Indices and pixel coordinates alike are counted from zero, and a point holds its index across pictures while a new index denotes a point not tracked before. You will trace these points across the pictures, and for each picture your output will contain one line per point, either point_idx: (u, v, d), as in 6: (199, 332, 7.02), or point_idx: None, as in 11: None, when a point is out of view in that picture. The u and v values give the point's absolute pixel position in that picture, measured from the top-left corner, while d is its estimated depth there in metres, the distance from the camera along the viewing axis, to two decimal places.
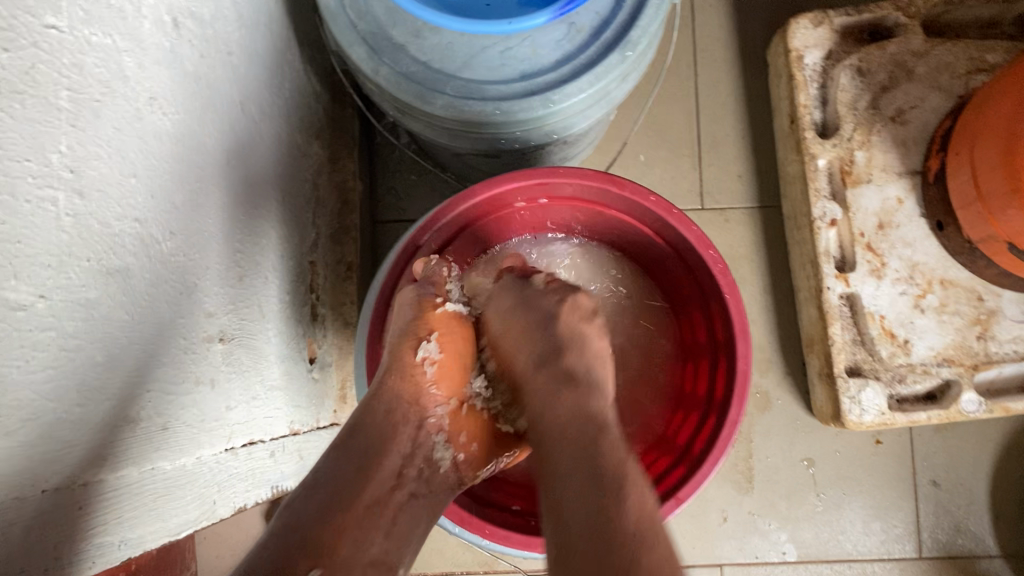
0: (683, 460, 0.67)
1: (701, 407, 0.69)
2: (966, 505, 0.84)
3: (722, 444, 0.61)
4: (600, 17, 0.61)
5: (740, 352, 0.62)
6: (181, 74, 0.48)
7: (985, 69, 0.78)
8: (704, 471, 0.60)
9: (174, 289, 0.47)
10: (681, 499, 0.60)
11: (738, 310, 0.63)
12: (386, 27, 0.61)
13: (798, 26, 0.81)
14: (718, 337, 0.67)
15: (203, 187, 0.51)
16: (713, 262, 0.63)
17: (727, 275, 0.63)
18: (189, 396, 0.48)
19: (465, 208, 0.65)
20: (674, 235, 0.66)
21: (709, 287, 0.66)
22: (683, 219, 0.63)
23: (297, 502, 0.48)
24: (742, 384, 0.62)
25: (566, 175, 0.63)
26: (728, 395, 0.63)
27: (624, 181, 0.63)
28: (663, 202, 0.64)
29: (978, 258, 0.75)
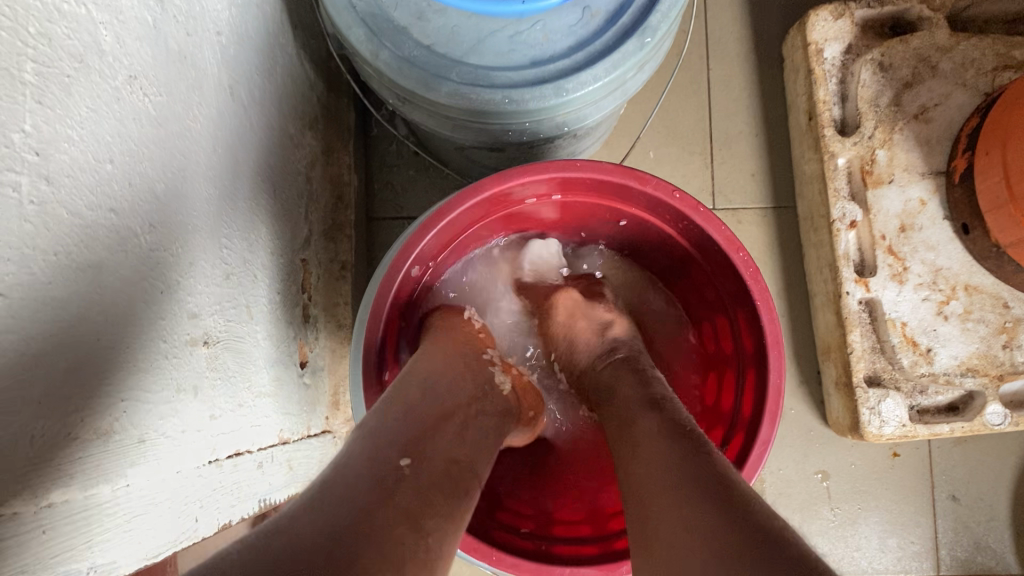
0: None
1: (726, 422, 0.66)
2: (987, 521, 0.80)
3: (754, 466, 0.57)
4: (615, 1, 0.57)
5: (772, 367, 0.58)
6: (165, 53, 0.44)
7: (1013, 66, 0.75)
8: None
9: (153, 287, 0.42)
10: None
11: (772, 322, 0.59)
12: (388, 8, 0.56)
13: (817, 18, 0.76)
14: (745, 349, 0.63)
15: (188, 176, 0.47)
16: (743, 265, 0.59)
17: (759, 280, 0.59)
18: (168, 405, 0.44)
19: (474, 205, 0.61)
20: (699, 235, 0.62)
21: (738, 292, 0.62)
22: (710, 218, 0.59)
23: (375, 415, 0.46)
24: (775, 400, 0.58)
25: (583, 168, 0.59)
26: (758, 411, 0.59)
27: (647, 177, 0.59)
28: (688, 199, 0.60)
29: (1005, 263, 0.71)
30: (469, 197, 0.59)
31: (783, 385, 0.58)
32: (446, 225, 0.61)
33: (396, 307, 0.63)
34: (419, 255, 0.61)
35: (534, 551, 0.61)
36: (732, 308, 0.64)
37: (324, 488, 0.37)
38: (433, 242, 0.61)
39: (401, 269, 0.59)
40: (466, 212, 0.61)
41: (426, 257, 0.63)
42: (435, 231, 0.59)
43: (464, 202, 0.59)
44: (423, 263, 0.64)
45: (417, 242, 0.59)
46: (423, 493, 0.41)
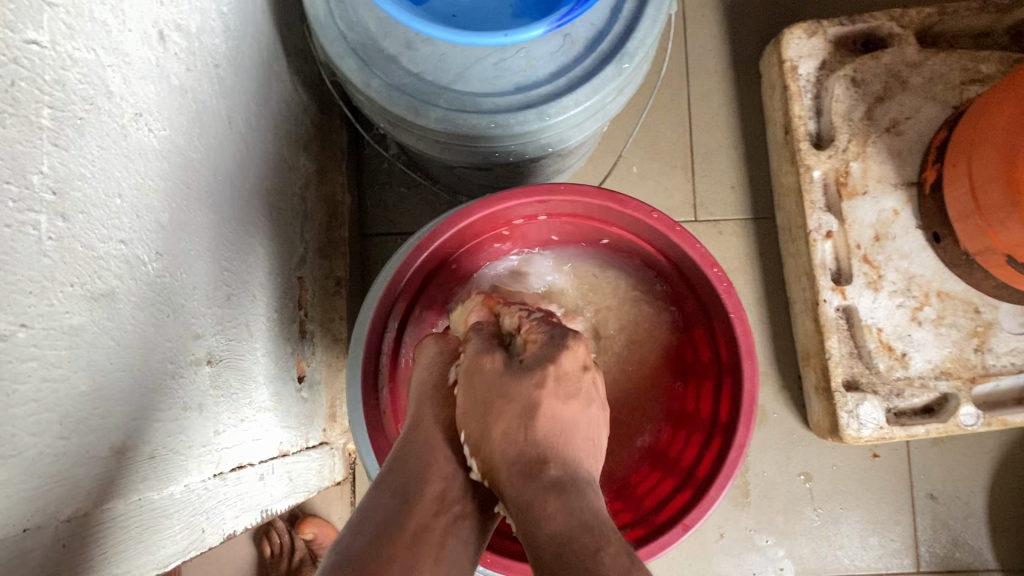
0: (688, 482, 0.66)
1: (705, 427, 0.68)
2: (964, 518, 0.83)
3: (729, 469, 0.60)
4: (595, 28, 0.60)
5: (746, 374, 0.61)
6: (167, 89, 0.47)
7: (979, 80, 0.78)
8: (711, 497, 0.59)
9: (161, 311, 0.45)
10: (688, 526, 0.59)
11: (745, 332, 0.61)
12: (378, 38, 0.59)
13: (792, 37, 0.80)
14: (722, 357, 0.66)
15: (190, 205, 0.49)
16: (717, 280, 0.62)
17: (733, 294, 0.61)
18: (177, 422, 0.47)
19: (463, 227, 0.63)
20: (677, 253, 0.65)
21: (713, 305, 0.64)
22: (686, 236, 0.62)
23: (344, 541, 0.43)
24: (749, 406, 0.61)
25: (565, 192, 0.61)
26: (734, 416, 0.61)
27: (625, 199, 0.62)
28: (666, 219, 0.62)
29: (975, 271, 0.74)
30: (457, 220, 0.61)
31: (756, 391, 0.61)
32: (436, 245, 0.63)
33: (392, 325, 0.65)
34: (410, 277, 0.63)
35: (522, 552, 0.63)
36: (709, 320, 0.67)
37: None
38: (426, 262, 0.64)
39: (395, 290, 0.62)
40: (455, 234, 0.64)
41: (420, 277, 0.66)
42: (426, 252, 0.62)
43: (452, 226, 0.62)
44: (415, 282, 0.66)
45: (407, 266, 0.62)
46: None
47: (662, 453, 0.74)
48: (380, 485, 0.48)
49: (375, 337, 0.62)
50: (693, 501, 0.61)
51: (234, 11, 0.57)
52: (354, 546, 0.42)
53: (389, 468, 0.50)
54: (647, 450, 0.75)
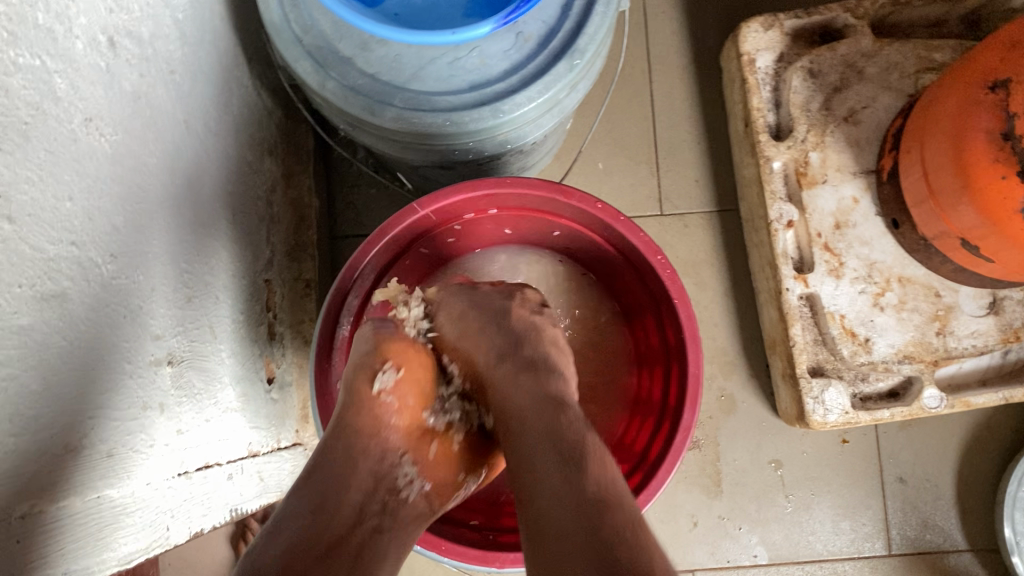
0: (641, 467, 0.67)
1: (657, 413, 0.69)
2: (934, 500, 0.84)
3: (676, 450, 0.61)
4: (547, 25, 0.60)
5: (690, 357, 0.62)
6: (119, 94, 0.47)
7: (934, 68, 0.79)
8: (659, 479, 0.60)
9: (117, 313, 0.46)
10: (637, 508, 0.60)
11: (688, 315, 0.62)
12: (333, 41, 0.60)
13: (748, 30, 0.81)
14: (670, 342, 0.67)
15: (146, 208, 0.50)
16: (661, 268, 0.63)
17: (676, 280, 0.62)
18: (136, 422, 0.48)
19: (412, 222, 0.64)
20: (625, 243, 0.66)
21: (660, 293, 0.65)
22: (630, 225, 0.63)
23: (267, 539, 0.46)
24: (694, 387, 0.62)
25: (514, 185, 0.62)
26: (681, 400, 0.62)
27: (570, 191, 0.63)
28: (611, 209, 0.63)
29: (933, 255, 0.75)
30: (406, 214, 0.63)
31: (701, 373, 0.62)
32: (386, 242, 0.64)
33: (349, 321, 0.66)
34: (362, 272, 0.64)
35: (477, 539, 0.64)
36: (657, 308, 0.68)
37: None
38: (378, 258, 0.65)
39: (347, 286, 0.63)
40: (405, 229, 0.65)
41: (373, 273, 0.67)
42: (377, 248, 0.63)
43: (401, 221, 0.63)
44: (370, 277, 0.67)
45: (358, 261, 0.63)
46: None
47: (618, 440, 0.74)
48: (313, 480, 0.50)
49: (328, 333, 0.63)
50: (643, 485, 0.61)
51: (189, 17, 0.58)
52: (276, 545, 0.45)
53: (319, 465, 0.51)
54: (605, 438, 0.75)
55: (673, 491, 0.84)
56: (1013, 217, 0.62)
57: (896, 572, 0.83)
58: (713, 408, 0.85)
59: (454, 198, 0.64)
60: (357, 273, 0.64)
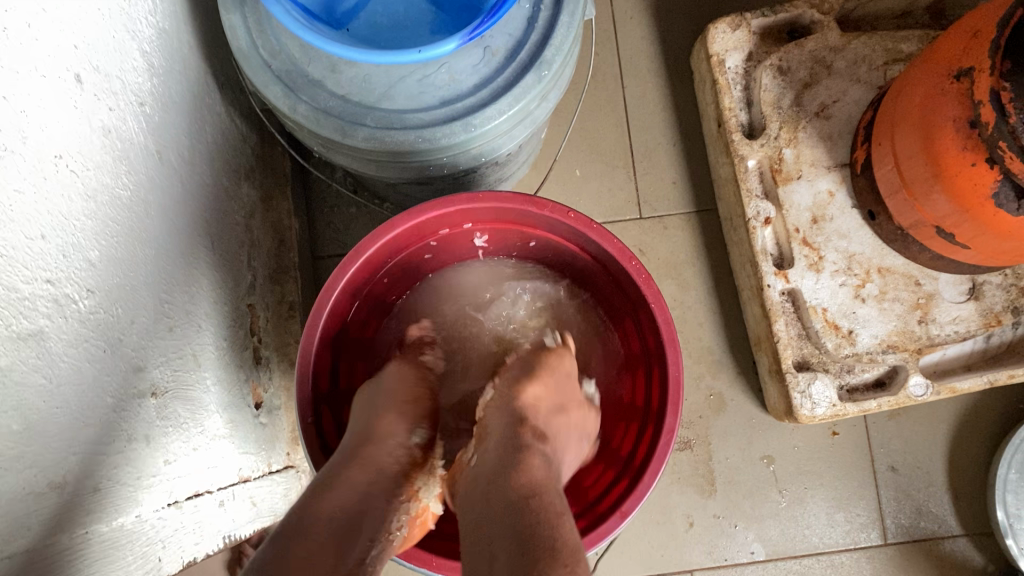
0: (626, 473, 0.67)
1: (643, 417, 0.70)
2: (926, 487, 0.84)
3: (660, 454, 0.61)
4: (513, 38, 0.61)
5: (670, 360, 0.63)
6: (88, 130, 0.48)
7: (902, 59, 0.80)
8: (646, 483, 0.61)
9: (96, 347, 0.46)
10: (624, 513, 0.60)
11: (665, 319, 0.63)
12: (302, 64, 0.60)
13: (716, 31, 0.82)
14: (650, 346, 0.68)
15: (122, 240, 0.50)
16: (637, 272, 0.64)
17: (651, 285, 0.63)
18: (122, 455, 0.48)
19: (386, 243, 0.65)
20: (600, 249, 0.67)
21: (638, 298, 0.66)
22: (604, 232, 0.64)
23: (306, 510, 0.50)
24: (675, 390, 0.62)
25: (487, 200, 0.63)
26: (663, 402, 0.63)
27: (543, 202, 0.63)
28: (583, 218, 0.64)
29: (911, 245, 0.76)
30: (379, 235, 0.63)
31: (681, 375, 0.62)
32: (362, 262, 0.64)
33: (326, 350, 0.66)
34: (339, 294, 0.64)
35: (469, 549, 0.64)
36: (637, 312, 0.69)
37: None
38: (353, 282, 0.65)
39: (323, 314, 0.63)
40: (381, 248, 0.65)
41: (348, 296, 0.67)
42: (351, 272, 0.63)
43: (376, 240, 0.63)
44: (348, 297, 0.67)
45: (335, 283, 0.63)
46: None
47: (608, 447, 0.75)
48: (341, 484, 0.53)
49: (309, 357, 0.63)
50: (630, 490, 0.62)
51: (157, 48, 0.58)
52: (281, 542, 0.46)
53: (321, 484, 0.52)
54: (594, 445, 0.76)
55: (667, 492, 0.84)
56: (986, 204, 0.63)
57: (893, 561, 0.84)
58: (703, 407, 0.86)
59: (425, 215, 0.64)
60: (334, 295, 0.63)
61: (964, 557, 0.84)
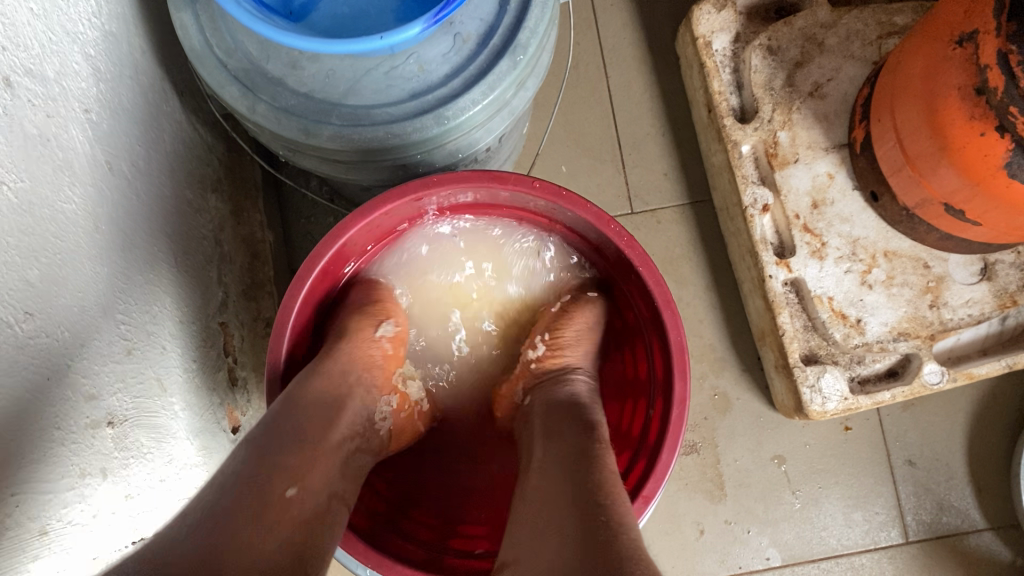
0: (638, 454, 0.60)
1: (647, 390, 0.64)
2: (946, 481, 0.80)
3: (677, 426, 0.56)
4: (485, 23, 0.57)
5: (669, 324, 0.57)
6: (20, 138, 0.43)
7: (897, 32, 0.77)
8: (666, 459, 0.55)
9: (36, 376, 0.41)
10: (648, 498, 0.54)
11: (657, 281, 0.58)
12: (259, 62, 0.56)
13: (702, 13, 0.78)
14: (645, 314, 0.62)
15: (65, 258, 0.46)
16: (617, 237, 0.59)
17: (636, 247, 0.58)
18: (74, 493, 0.44)
19: (343, 244, 0.59)
20: (575, 220, 0.62)
21: (626, 266, 0.61)
22: (575, 198, 0.59)
23: (259, 435, 0.47)
24: (680, 354, 0.57)
25: (443, 182, 0.58)
26: (668, 371, 0.58)
27: (505, 176, 0.58)
28: (548, 186, 0.59)
29: (918, 226, 0.72)
30: (335, 237, 0.58)
31: (684, 340, 0.57)
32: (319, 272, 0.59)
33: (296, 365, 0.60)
34: (301, 312, 0.59)
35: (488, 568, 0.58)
36: (623, 277, 0.64)
37: (205, 501, 0.41)
38: (314, 292, 0.60)
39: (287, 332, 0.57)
40: (339, 252, 0.59)
41: (311, 310, 0.61)
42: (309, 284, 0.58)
43: (331, 244, 0.57)
44: (311, 312, 0.61)
45: (293, 299, 0.57)
46: (303, 526, 0.44)
47: (612, 430, 0.68)
48: (295, 399, 0.51)
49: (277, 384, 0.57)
50: (648, 471, 0.56)
51: (102, 51, 0.54)
52: (256, 457, 0.45)
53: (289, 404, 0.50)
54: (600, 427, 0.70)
55: (675, 500, 0.80)
56: (998, 175, 0.59)
57: (916, 560, 0.79)
58: (708, 408, 0.82)
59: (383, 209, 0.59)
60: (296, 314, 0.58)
61: (991, 552, 0.79)
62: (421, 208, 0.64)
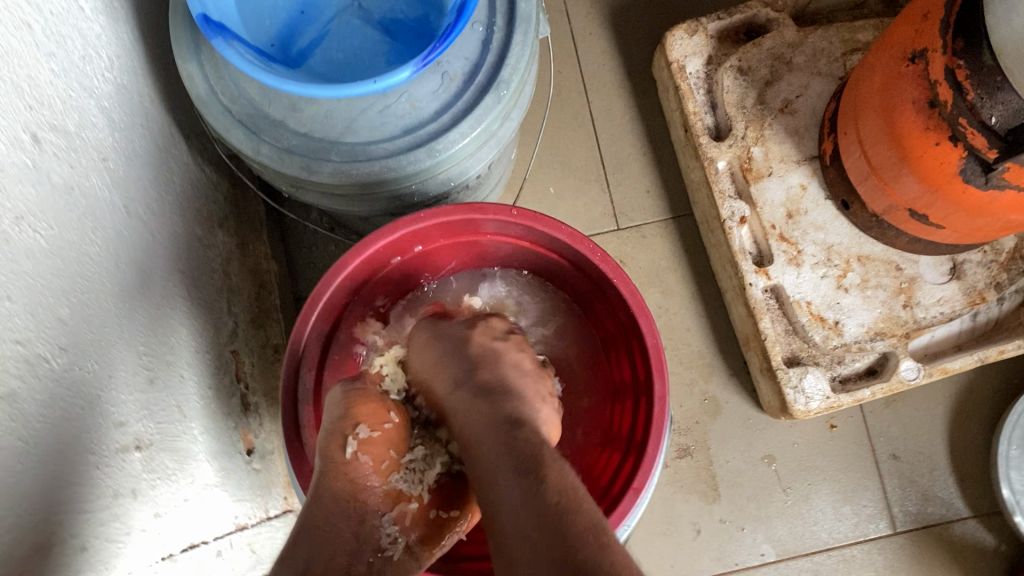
0: (628, 452, 0.64)
1: (632, 391, 0.67)
2: (929, 472, 0.84)
3: (660, 422, 0.59)
4: (469, 62, 0.61)
5: (645, 329, 0.61)
6: (50, 189, 0.47)
7: (860, 48, 0.81)
8: (652, 453, 0.58)
9: (73, 406, 0.45)
10: (639, 488, 0.57)
11: (631, 291, 0.62)
12: (262, 106, 0.61)
13: (674, 38, 0.83)
14: (623, 323, 0.66)
15: (92, 295, 0.50)
16: (591, 253, 0.63)
17: (609, 261, 0.62)
18: (108, 512, 0.48)
19: (344, 281, 0.63)
20: (552, 241, 0.66)
21: (602, 280, 0.65)
22: (551, 222, 0.63)
23: None
24: (657, 356, 0.61)
25: (432, 217, 0.62)
26: (648, 372, 0.61)
27: (485, 207, 0.62)
28: (528, 212, 0.63)
29: (887, 230, 0.76)
30: (335, 275, 0.62)
31: (660, 341, 0.61)
32: (322, 308, 0.63)
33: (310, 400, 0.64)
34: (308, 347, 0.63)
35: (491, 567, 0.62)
36: (601, 290, 0.68)
37: None
38: (319, 329, 0.64)
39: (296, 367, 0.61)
40: (340, 288, 0.63)
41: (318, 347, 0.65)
42: (314, 320, 0.62)
43: (331, 282, 0.62)
44: (319, 346, 0.65)
45: (300, 334, 0.61)
46: None
47: (605, 431, 0.71)
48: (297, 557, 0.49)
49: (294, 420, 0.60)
50: (637, 467, 0.59)
51: (116, 103, 0.59)
52: None
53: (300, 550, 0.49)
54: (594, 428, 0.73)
55: (672, 502, 0.83)
56: (954, 181, 0.63)
57: (905, 550, 0.83)
58: (699, 413, 0.85)
59: (380, 244, 0.63)
60: (303, 350, 0.62)
61: (975, 539, 0.83)
62: (413, 244, 0.67)
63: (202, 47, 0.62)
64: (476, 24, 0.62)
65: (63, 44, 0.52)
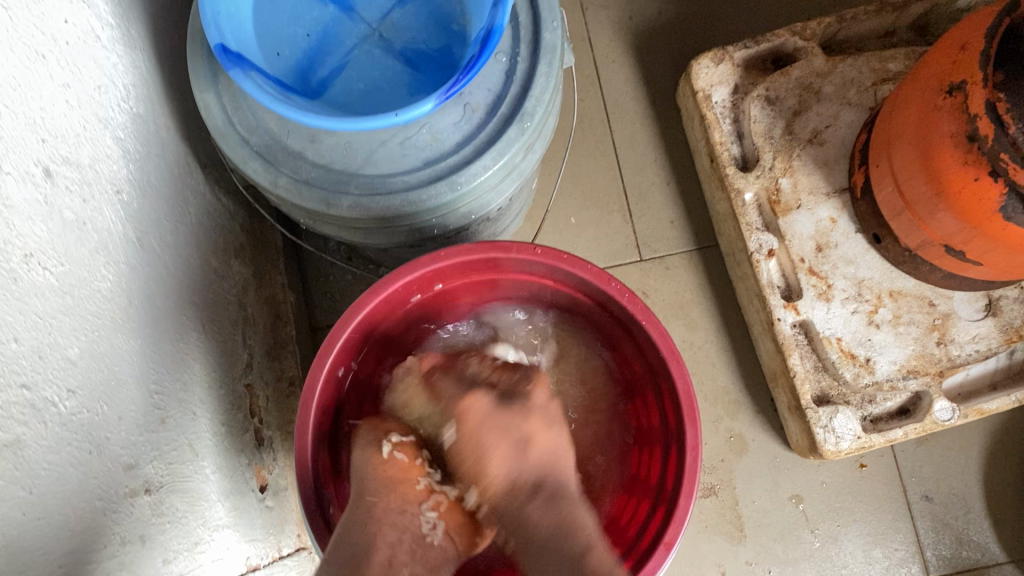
0: (658, 499, 0.62)
1: (660, 435, 0.65)
2: (964, 514, 0.81)
3: (692, 472, 0.57)
4: (493, 93, 0.60)
5: (676, 375, 0.59)
6: (60, 224, 0.46)
7: (890, 78, 0.79)
8: (683, 506, 0.57)
9: (80, 450, 0.44)
10: (670, 544, 0.56)
11: (661, 334, 0.60)
12: (281, 138, 0.59)
13: (700, 67, 0.81)
14: (651, 365, 0.64)
15: (103, 333, 0.48)
16: (619, 293, 0.61)
17: (637, 302, 0.60)
18: (115, 560, 0.46)
19: (360, 321, 0.61)
20: (576, 279, 0.64)
21: (630, 320, 0.63)
22: (576, 260, 0.61)
23: None
24: (690, 404, 0.58)
25: (451, 255, 0.60)
26: (680, 418, 0.59)
27: (508, 245, 0.60)
28: (552, 250, 0.61)
29: (920, 265, 0.74)
30: (352, 314, 0.60)
31: (692, 387, 0.59)
32: (340, 349, 0.61)
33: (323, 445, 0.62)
34: (325, 389, 0.61)
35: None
36: (628, 331, 0.66)
37: None
38: (335, 370, 0.62)
39: (310, 412, 0.59)
40: (358, 327, 0.62)
41: (334, 388, 0.63)
42: (329, 363, 0.59)
43: (348, 323, 0.60)
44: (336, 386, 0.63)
45: (316, 376, 0.59)
46: None
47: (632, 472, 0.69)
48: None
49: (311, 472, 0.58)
50: (668, 517, 0.58)
51: (131, 133, 0.57)
52: None
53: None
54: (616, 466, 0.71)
55: (696, 542, 0.81)
56: (993, 218, 0.61)
57: None
58: (725, 451, 0.83)
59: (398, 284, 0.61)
60: (319, 393, 0.60)
61: None
62: (433, 281, 0.66)
63: (220, 76, 0.60)
64: (499, 55, 0.60)
65: (78, 74, 0.51)
